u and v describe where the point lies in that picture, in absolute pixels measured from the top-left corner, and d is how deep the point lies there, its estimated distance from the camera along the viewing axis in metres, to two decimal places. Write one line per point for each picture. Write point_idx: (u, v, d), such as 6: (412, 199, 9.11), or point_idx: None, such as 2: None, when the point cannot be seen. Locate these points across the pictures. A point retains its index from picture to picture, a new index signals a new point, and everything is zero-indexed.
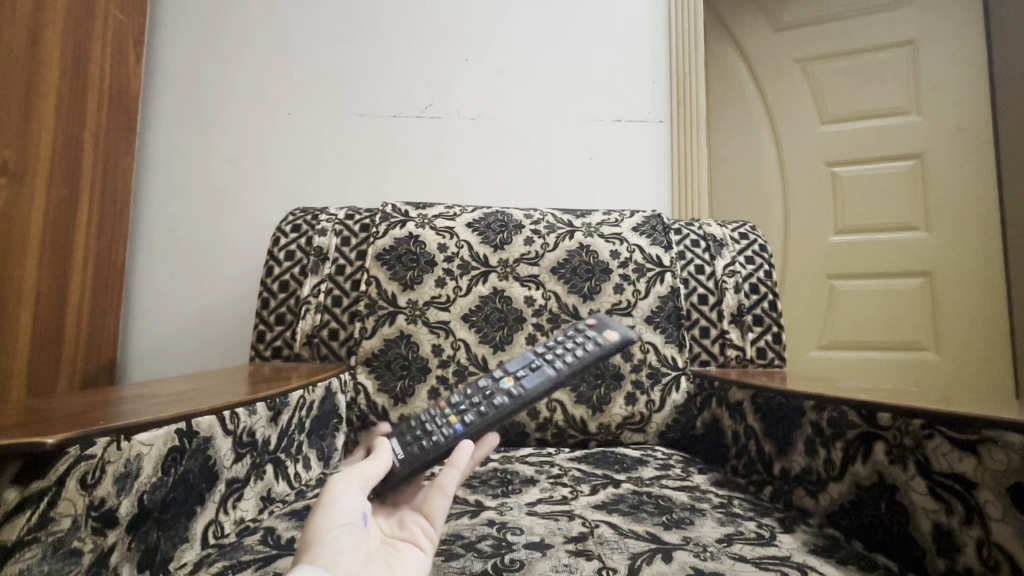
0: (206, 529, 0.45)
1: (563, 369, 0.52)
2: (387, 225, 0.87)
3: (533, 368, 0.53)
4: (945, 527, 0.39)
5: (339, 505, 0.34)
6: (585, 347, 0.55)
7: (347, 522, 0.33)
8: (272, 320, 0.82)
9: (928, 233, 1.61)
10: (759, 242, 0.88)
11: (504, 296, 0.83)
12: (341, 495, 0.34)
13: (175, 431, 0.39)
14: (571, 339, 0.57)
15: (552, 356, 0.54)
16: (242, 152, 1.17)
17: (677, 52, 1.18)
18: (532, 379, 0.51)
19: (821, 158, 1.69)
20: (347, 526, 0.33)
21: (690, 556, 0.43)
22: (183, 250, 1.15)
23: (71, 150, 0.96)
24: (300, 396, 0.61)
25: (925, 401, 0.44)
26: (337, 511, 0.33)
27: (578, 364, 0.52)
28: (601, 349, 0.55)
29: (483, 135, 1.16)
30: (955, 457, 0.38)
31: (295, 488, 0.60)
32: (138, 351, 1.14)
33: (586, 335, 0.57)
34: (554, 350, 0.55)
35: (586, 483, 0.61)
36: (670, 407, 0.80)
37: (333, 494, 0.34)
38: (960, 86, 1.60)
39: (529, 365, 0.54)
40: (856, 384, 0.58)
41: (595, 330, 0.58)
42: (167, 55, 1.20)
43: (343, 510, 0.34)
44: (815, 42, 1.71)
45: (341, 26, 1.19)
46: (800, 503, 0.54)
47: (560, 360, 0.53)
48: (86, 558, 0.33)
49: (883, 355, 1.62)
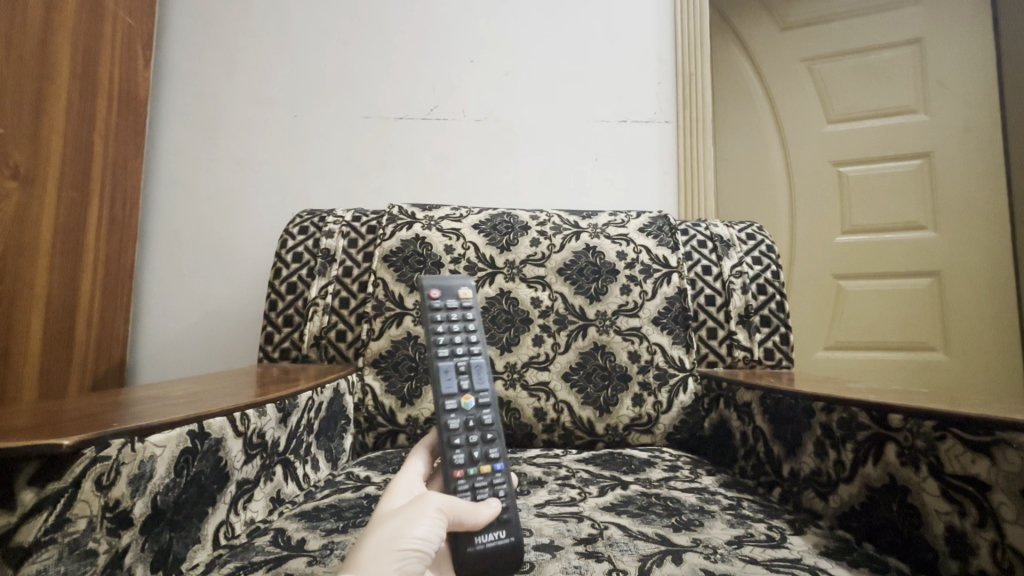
0: (217, 529, 0.45)
1: (483, 350, 0.49)
2: (394, 227, 0.88)
3: (465, 368, 0.47)
4: (959, 529, 0.38)
5: (416, 523, 0.33)
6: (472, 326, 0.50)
7: (418, 546, 0.33)
8: (279, 321, 0.82)
9: (937, 233, 1.60)
10: (766, 243, 0.88)
11: (510, 297, 0.83)
12: (422, 515, 0.34)
13: (187, 433, 0.40)
14: (448, 319, 0.49)
15: (460, 346, 0.48)
16: (249, 154, 1.18)
17: (683, 52, 1.18)
18: (481, 375, 0.48)
19: (828, 157, 1.68)
20: (416, 550, 0.32)
21: (700, 557, 0.43)
22: (191, 253, 1.16)
23: (82, 152, 0.97)
24: (309, 398, 0.61)
25: (937, 402, 0.44)
26: (409, 531, 0.32)
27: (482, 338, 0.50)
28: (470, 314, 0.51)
29: (487, 136, 1.17)
30: (968, 459, 0.38)
31: (305, 489, 0.60)
32: (147, 353, 1.15)
33: (457, 305, 0.51)
34: (452, 337, 0.48)
35: (594, 485, 0.61)
36: (678, 408, 0.80)
37: (416, 511, 0.34)
38: (969, 85, 1.59)
39: (457, 369, 0.47)
40: (865, 385, 0.58)
41: (446, 301, 0.51)
42: (174, 59, 1.21)
43: (420, 532, 0.33)
44: (820, 42, 1.70)
45: (346, 27, 1.20)
46: (809, 505, 0.54)
47: (466, 345, 0.49)
48: (101, 559, 0.33)
49: (892, 356, 1.61)
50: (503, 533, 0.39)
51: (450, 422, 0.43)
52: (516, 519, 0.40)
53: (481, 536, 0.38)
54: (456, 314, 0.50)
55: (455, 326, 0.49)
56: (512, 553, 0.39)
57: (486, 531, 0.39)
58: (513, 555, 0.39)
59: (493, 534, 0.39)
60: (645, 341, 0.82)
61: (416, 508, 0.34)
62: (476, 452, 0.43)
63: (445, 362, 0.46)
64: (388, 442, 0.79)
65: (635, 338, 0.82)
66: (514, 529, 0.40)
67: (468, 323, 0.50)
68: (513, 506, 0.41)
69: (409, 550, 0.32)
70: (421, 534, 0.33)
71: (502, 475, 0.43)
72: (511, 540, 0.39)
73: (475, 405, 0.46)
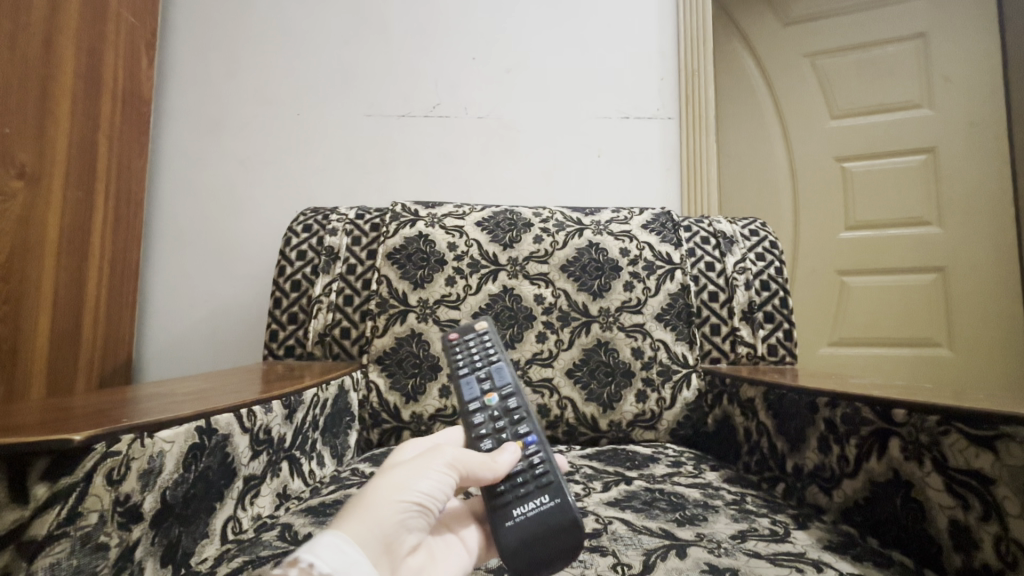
0: (225, 525, 0.46)
1: (501, 359, 0.53)
2: (397, 225, 0.88)
3: (486, 375, 0.50)
4: (963, 524, 0.38)
5: (425, 474, 0.32)
6: (491, 342, 0.56)
7: (420, 499, 0.31)
8: (284, 319, 0.83)
9: (941, 228, 1.59)
10: (769, 239, 0.88)
11: (514, 294, 0.84)
12: (429, 469, 0.33)
13: (195, 429, 0.40)
14: (468, 350, 0.55)
15: (479, 361, 0.52)
16: (253, 151, 1.18)
17: (685, 48, 1.18)
18: (502, 376, 0.50)
19: (832, 153, 1.67)
20: (419, 503, 0.31)
21: (704, 552, 0.43)
22: (195, 250, 1.17)
23: (86, 151, 0.97)
24: (314, 395, 0.62)
25: (941, 397, 0.44)
26: (414, 483, 0.31)
27: (495, 350, 0.54)
28: (481, 337, 0.57)
29: (490, 134, 1.17)
30: (972, 453, 0.38)
31: (310, 485, 0.61)
32: (153, 350, 1.16)
33: (475, 335, 0.57)
34: (471, 360, 0.53)
35: (598, 481, 0.61)
36: (681, 404, 0.80)
37: (423, 464, 0.33)
38: (973, 79, 1.58)
39: (478, 377, 0.50)
40: (868, 381, 0.58)
41: (463, 338, 0.57)
42: (176, 57, 1.22)
43: (423, 483, 0.32)
44: (823, 37, 1.69)
45: (347, 25, 1.20)
46: (813, 500, 0.54)
47: (478, 360, 0.52)
48: (113, 552, 0.33)
49: (896, 351, 1.60)
50: (547, 497, 0.36)
51: (473, 418, 0.44)
52: (559, 481, 0.38)
53: (525, 507, 0.36)
54: (473, 343, 0.56)
55: (472, 352, 0.54)
56: (559, 515, 0.35)
57: (525, 500, 0.36)
58: (561, 517, 0.35)
59: (535, 501, 0.36)
60: (648, 338, 0.83)
61: (422, 461, 0.33)
62: (504, 435, 0.42)
63: (466, 376, 0.50)
64: (392, 438, 0.79)
65: (639, 335, 0.83)
66: (556, 492, 0.37)
67: (483, 345, 0.55)
68: (557, 470, 0.38)
69: (411, 503, 0.31)
70: (427, 488, 0.32)
71: (536, 446, 0.41)
72: (556, 503, 0.36)
73: (499, 399, 0.47)
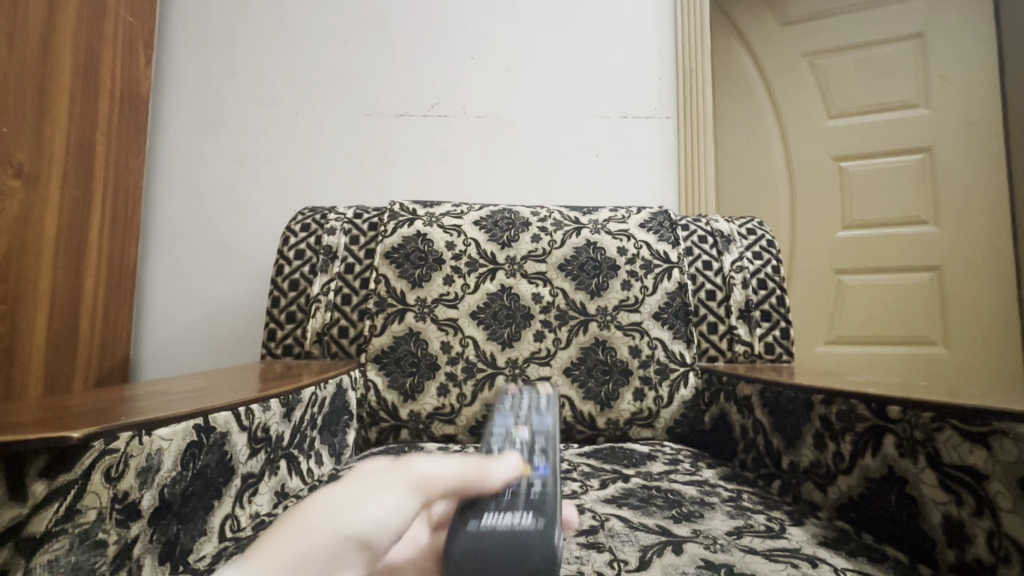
0: (223, 523, 0.46)
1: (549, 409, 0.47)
2: (395, 224, 0.88)
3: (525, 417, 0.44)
4: (956, 519, 0.39)
5: (370, 499, 0.22)
6: (545, 399, 0.52)
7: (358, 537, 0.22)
8: (282, 318, 0.83)
9: (938, 227, 1.59)
10: (767, 238, 0.88)
11: (512, 293, 0.84)
12: (381, 491, 0.23)
13: (193, 426, 0.40)
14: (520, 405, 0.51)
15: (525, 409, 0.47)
16: (250, 151, 1.18)
17: (683, 47, 1.18)
18: (542, 420, 0.42)
19: (829, 152, 1.67)
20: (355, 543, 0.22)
21: (700, 548, 0.44)
22: (193, 248, 1.17)
23: (84, 151, 0.97)
24: (312, 393, 0.62)
25: (935, 394, 0.44)
26: (355, 511, 0.22)
27: (548, 405, 0.49)
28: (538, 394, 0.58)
29: (489, 134, 1.17)
30: (966, 449, 0.38)
31: (308, 483, 0.61)
32: (150, 349, 1.16)
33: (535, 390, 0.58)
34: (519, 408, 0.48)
35: (595, 478, 0.61)
36: (678, 402, 0.81)
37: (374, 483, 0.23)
38: (970, 78, 1.59)
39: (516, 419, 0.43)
40: (863, 379, 0.59)
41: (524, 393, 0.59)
42: (174, 57, 1.21)
43: (365, 514, 0.22)
44: (821, 36, 1.69)
45: (344, 24, 1.20)
46: (809, 497, 0.54)
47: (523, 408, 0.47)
48: (111, 549, 0.33)
49: (893, 350, 1.61)
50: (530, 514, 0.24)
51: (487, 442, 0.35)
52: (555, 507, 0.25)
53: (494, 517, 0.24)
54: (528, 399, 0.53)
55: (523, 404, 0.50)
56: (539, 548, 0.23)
57: (505, 509, 0.24)
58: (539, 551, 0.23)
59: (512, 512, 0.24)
60: (646, 336, 0.83)
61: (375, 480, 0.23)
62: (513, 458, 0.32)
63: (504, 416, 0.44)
64: (390, 437, 0.79)
65: (636, 333, 0.83)
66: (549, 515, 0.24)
67: (536, 401, 0.51)
68: (558, 495, 0.26)
69: (345, 542, 0.21)
70: (374, 517, 0.22)
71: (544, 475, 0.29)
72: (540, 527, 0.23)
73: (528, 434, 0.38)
